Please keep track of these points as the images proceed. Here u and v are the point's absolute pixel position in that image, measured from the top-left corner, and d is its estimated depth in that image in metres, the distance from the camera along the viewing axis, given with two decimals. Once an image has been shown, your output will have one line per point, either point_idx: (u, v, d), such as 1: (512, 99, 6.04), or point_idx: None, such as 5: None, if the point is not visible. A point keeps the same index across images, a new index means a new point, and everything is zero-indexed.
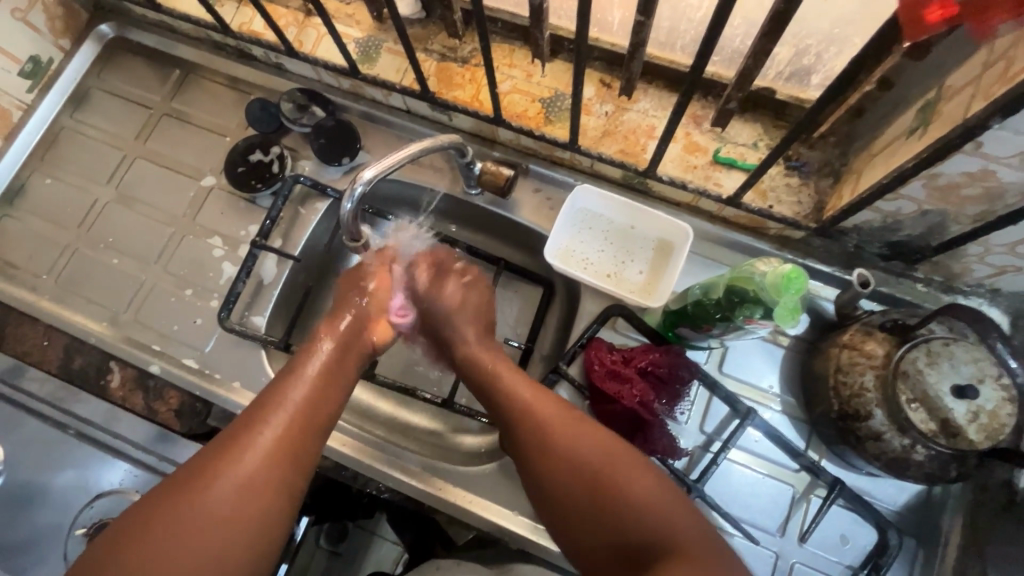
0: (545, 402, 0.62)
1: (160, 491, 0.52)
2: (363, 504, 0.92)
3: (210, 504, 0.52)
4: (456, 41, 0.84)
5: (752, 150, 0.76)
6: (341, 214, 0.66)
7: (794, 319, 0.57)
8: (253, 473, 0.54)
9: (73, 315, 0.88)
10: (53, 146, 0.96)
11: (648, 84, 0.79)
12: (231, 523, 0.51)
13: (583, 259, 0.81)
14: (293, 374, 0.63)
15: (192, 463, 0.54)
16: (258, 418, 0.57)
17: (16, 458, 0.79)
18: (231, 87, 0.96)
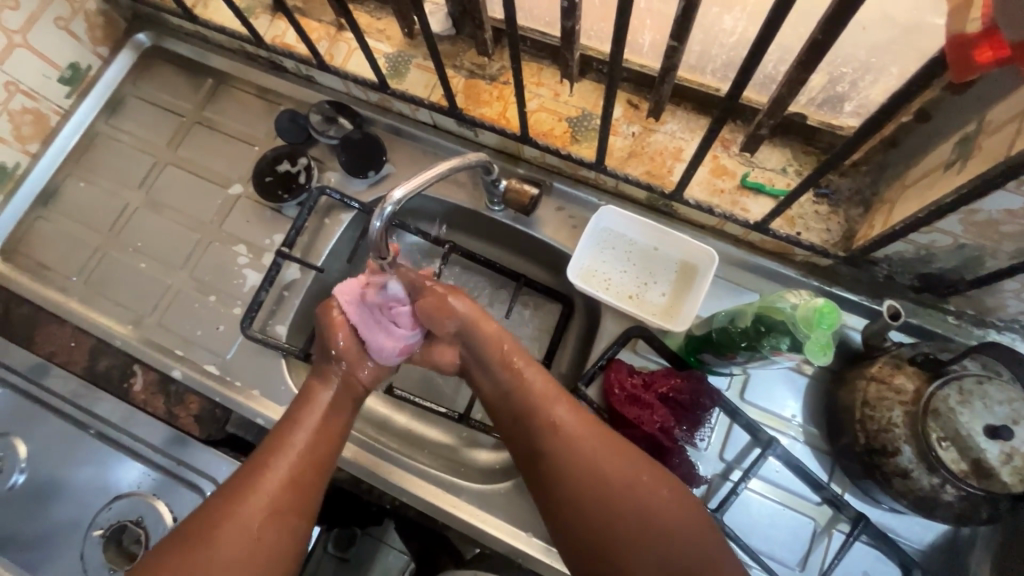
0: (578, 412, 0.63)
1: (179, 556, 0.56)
2: (372, 511, 0.93)
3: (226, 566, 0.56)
4: (485, 58, 0.85)
5: (781, 175, 0.75)
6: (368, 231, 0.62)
7: (825, 356, 0.56)
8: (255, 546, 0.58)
9: (99, 317, 0.89)
10: (87, 150, 0.98)
11: (676, 106, 0.79)
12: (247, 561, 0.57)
13: (606, 279, 0.80)
14: (284, 424, 0.65)
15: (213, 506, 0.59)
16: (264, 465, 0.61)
17: (38, 455, 0.81)
18: (261, 97, 0.98)
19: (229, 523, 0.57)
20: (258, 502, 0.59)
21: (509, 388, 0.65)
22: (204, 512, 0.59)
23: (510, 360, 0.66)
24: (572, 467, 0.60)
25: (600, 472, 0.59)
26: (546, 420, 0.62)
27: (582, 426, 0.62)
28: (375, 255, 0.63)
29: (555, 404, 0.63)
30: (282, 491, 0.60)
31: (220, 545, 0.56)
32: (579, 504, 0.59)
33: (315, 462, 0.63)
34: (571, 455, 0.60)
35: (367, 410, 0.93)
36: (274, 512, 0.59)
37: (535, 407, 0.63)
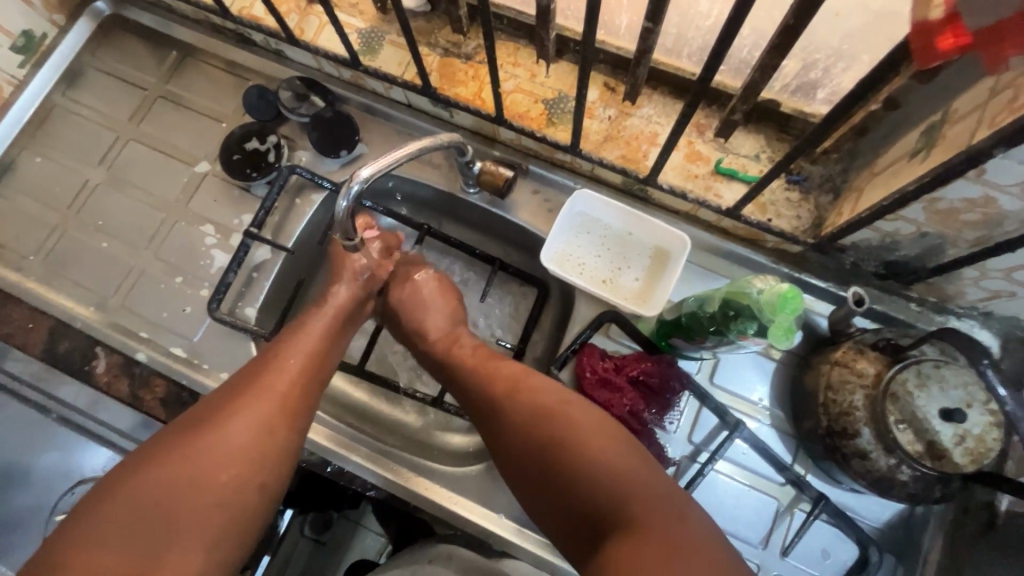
0: (536, 398, 0.61)
1: (181, 441, 0.56)
2: (348, 495, 0.93)
3: (240, 446, 0.56)
4: (460, 36, 0.83)
5: (753, 162, 0.75)
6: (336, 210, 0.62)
7: (788, 340, 0.56)
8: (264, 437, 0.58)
9: (58, 297, 0.86)
10: (44, 123, 0.93)
11: (652, 90, 0.78)
12: (263, 450, 0.58)
13: (579, 264, 0.80)
14: (280, 342, 0.66)
15: (212, 405, 0.59)
16: (264, 368, 0.62)
17: (1, 438, 0.82)
18: (228, 71, 0.94)
19: (241, 412, 0.58)
20: (270, 392, 0.60)
21: (475, 382, 0.66)
22: (206, 404, 0.60)
23: (470, 343, 0.71)
24: (521, 414, 0.60)
25: (550, 420, 0.59)
26: (499, 378, 0.65)
27: (541, 408, 0.60)
28: (340, 233, 0.65)
29: (515, 369, 0.65)
30: (292, 382, 0.62)
31: (227, 430, 0.57)
32: (525, 446, 0.59)
33: (321, 366, 0.66)
34: (522, 408, 0.61)
35: (336, 394, 0.92)
36: (284, 404, 0.61)
37: (495, 402, 0.63)
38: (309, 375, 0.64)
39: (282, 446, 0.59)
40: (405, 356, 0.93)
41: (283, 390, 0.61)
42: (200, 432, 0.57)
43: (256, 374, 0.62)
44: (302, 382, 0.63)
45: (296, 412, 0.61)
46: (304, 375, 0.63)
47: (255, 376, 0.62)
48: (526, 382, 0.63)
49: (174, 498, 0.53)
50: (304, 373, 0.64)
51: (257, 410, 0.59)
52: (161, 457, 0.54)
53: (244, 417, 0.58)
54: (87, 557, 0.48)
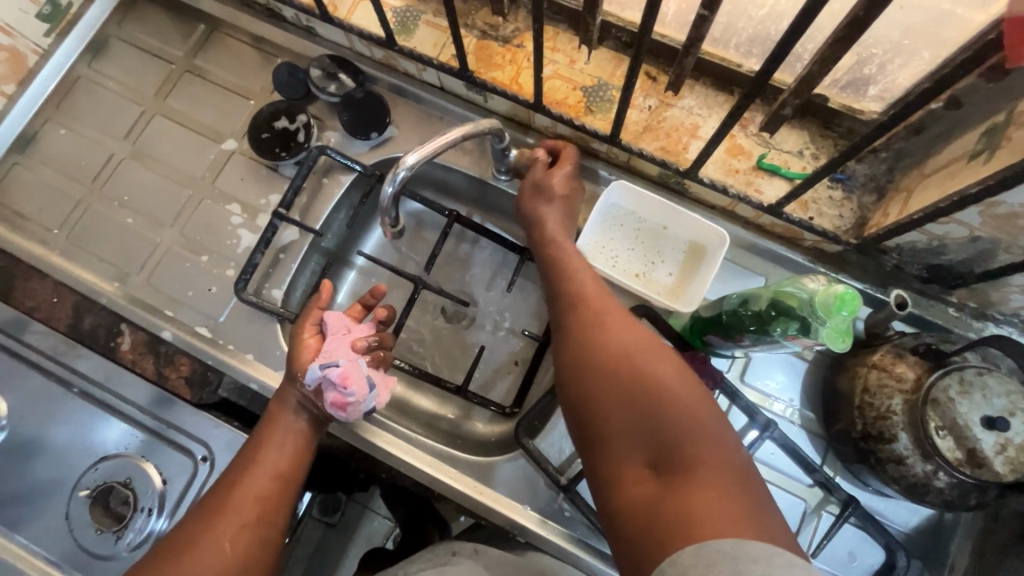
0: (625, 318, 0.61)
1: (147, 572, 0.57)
2: (360, 479, 0.95)
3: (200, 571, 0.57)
4: (499, 18, 0.81)
5: (797, 158, 0.74)
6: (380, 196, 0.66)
7: (844, 342, 0.56)
8: (227, 560, 0.59)
9: (81, 272, 0.85)
10: (68, 95, 0.92)
11: (695, 81, 0.77)
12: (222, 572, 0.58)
13: (612, 256, 0.79)
14: (246, 455, 0.67)
15: (178, 532, 0.61)
16: (229, 489, 0.63)
17: (21, 411, 0.81)
18: (256, 47, 0.92)
19: (202, 542, 0.59)
20: (229, 522, 0.61)
21: (569, 280, 0.67)
22: (170, 537, 0.61)
23: (572, 261, 0.69)
24: (594, 337, 0.59)
25: (624, 351, 0.56)
26: (582, 303, 0.63)
27: (627, 326, 0.59)
28: (384, 220, 0.68)
29: (599, 298, 0.64)
30: (252, 507, 0.62)
31: (189, 556, 0.58)
32: (587, 365, 0.57)
33: (284, 485, 0.66)
34: (598, 333, 0.59)
35: None
36: (245, 523, 0.61)
37: (585, 305, 0.63)
38: (271, 492, 0.64)
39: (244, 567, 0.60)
40: (428, 343, 0.93)
41: (244, 512, 0.62)
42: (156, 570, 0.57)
43: (221, 496, 0.63)
44: (263, 500, 0.63)
45: (257, 533, 0.61)
46: (265, 494, 0.64)
47: (220, 499, 0.62)
48: (608, 313, 0.62)
49: None
50: (263, 491, 0.64)
51: (216, 538, 0.59)
52: None
53: (207, 543, 0.59)
54: None
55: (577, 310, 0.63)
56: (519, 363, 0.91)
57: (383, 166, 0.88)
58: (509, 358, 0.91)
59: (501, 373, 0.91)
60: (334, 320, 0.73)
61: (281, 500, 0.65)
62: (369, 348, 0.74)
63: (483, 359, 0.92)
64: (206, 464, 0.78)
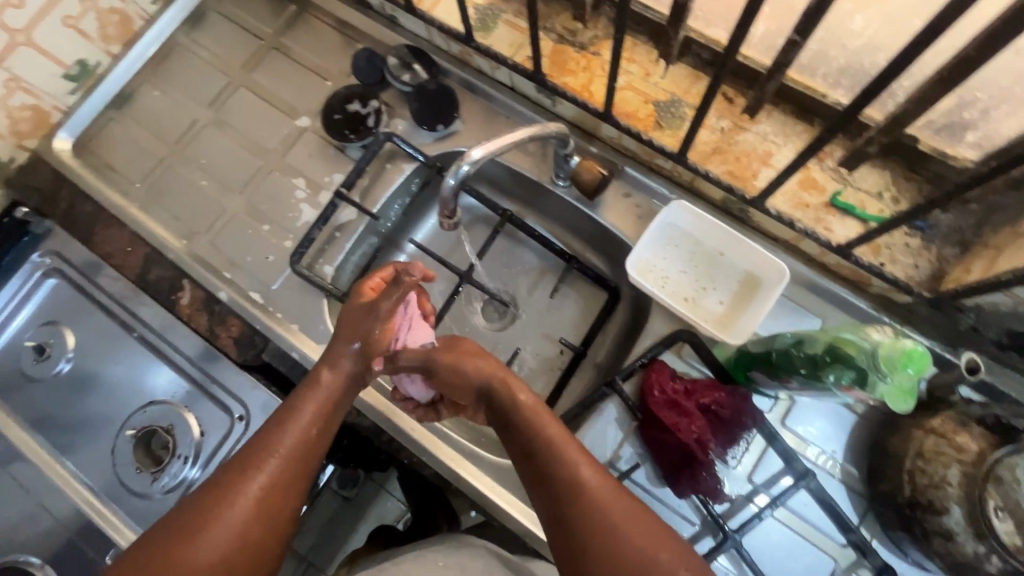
0: (602, 474, 0.56)
1: (161, 543, 0.54)
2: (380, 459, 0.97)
3: (208, 558, 0.54)
4: (579, 24, 0.80)
5: (874, 200, 0.70)
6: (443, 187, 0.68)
7: (902, 404, 0.53)
8: (238, 545, 0.55)
9: (154, 226, 0.90)
10: (166, 60, 0.98)
11: (774, 106, 0.73)
12: (233, 557, 0.55)
13: (662, 276, 0.77)
14: (272, 425, 0.62)
15: (193, 503, 0.57)
16: (250, 465, 0.58)
17: (86, 347, 0.88)
18: (339, 30, 0.96)
19: (214, 523, 0.55)
20: (245, 503, 0.56)
21: (529, 428, 0.60)
22: (187, 505, 0.57)
23: (535, 414, 0.60)
24: (576, 511, 0.54)
25: (608, 524, 0.53)
26: (560, 450, 0.58)
27: (606, 488, 0.55)
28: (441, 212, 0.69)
29: (576, 459, 0.57)
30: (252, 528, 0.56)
31: (205, 532, 0.54)
32: (578, 539, 0.53)
33: (287, 493, 0.59)
34: (579, 505, 0.55)
35: None
36: (262, 508, 0.57)
37: (557, 463, 0.57)
38: (294, 466, 0.59)
39: (257, 551, 0.56)
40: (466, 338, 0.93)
41: (262, 491, 0.57)
42: (165, 547, 0.54)
43: (244, 469, 0.58)
44: (284, 480, 0.58)
45: (275, 515, 0.57)
46: (283, 473, 0.59)
47: (237, 474, 0.58)
48: (587, 472, 0.56)
49: None
50: (285, 467, 0.59)
51: (232, 520, 0.55)
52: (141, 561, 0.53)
53: (220, 522, 0.55)
54: None
55: (549, 485, 0.56)
56: (552, 371, 0.90)
57: (445, 158, 0.90)
58: (544, 364, 0.91)
59: (535, 378, 0.90)
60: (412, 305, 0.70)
61: (302, 478, 0.60)
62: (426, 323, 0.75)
63: (518, 361, 0.91)
64: (242, 424, 0.81)
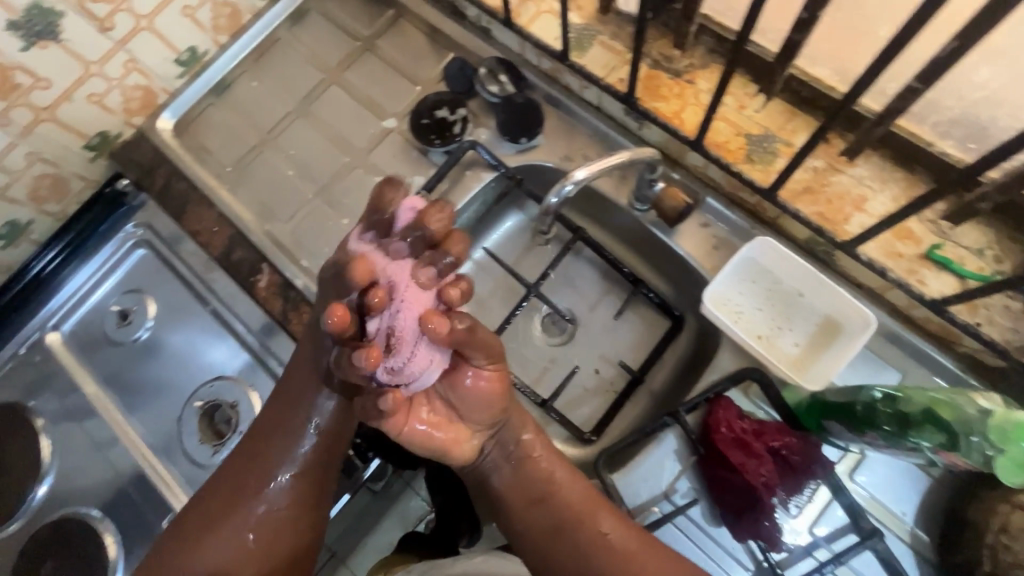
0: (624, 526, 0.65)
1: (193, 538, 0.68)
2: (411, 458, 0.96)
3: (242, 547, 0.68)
4: (676, 51, 0.80)
5: (974, 257, 0.67)
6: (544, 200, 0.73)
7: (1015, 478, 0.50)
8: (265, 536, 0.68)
9: (239, 209, 0.94)
10: (266, 53, 1.03)
11: (874, 151, 0.71)
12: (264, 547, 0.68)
13: (737, 311, 0.76)
14: (268, 443, 0.69)
15: (214, 507, 0.69)
16: (258, 477, 0.68)
17: (165, 318, 0.94)
18: (432, 38, 0.99)
19: (240, 519, 0.68)
20: (260, 506, 0.68)
21: (539, 474, 0.66)
22: (207, 507, 0.69)
23: (542, 456, 0.66)
24: (598, 557, 0.64)
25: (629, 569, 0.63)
26: (574, 504, 0.66)
27: (625, 541, 0.65)
28: (540, 217, 0.75)
29: (585, 509, 0.66)
30: (276, 522, 0.68)
31: (232, 527, 0.68)
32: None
33: (305, 495, 0.69)
34: (608, 554, 0.64)
35: None
36: (277, 508, 0.68)
37: (578, 519, 0.65)
38: (299, 476, 0.68)
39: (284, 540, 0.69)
40: (523, 351, 0.93)
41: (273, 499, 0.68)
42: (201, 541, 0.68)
43: (254, 480, 0.68)
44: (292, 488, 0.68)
45: (293, 512, 0.69)
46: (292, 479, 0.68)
47: (248, 485, 0.68)
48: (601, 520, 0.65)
49: None
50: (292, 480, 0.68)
51: (250, 519, 0.68)
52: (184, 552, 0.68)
53: (244, 522, 0.68)
54: None
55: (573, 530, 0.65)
56: (608, 392, 0.90)
57: (525, 170, 0.91)
58: (600, 384, 0.90)
59: (590, 397, 0.90)
60: (409, 221, 0.50)
61: (311, 479, 0.69)
62: (439, 280, 0.50)
63: (574, 379, 0.91)
64: None
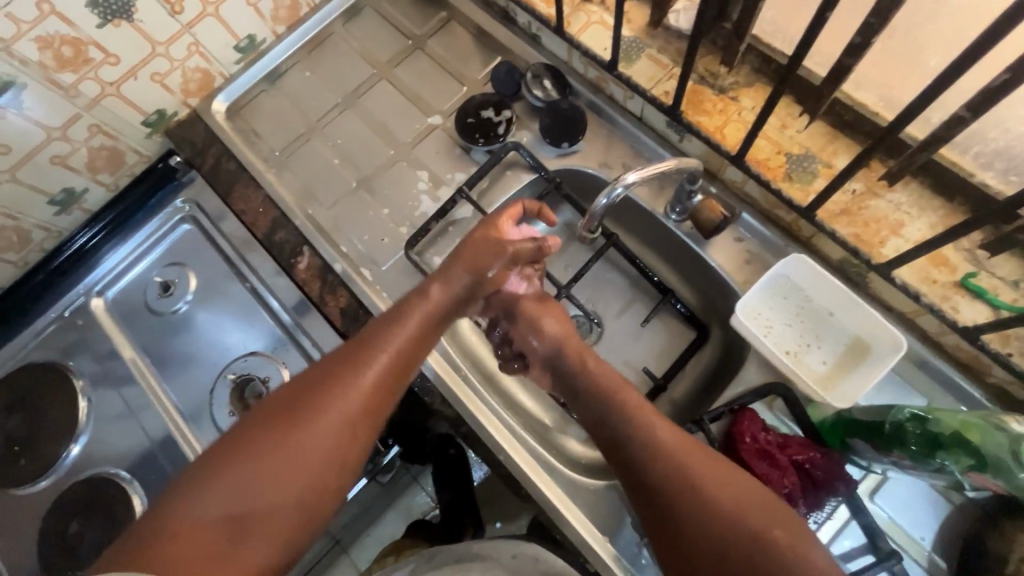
0: (714, 461, 0.65)
1: (246, 449, 0.61)
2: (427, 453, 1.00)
3: (303, 458, 0.62)
4: (722, 69, 0.82)
5: (1009, 288, 0.67)
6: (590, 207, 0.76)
7: None
8: (330, 447, 0.63)
9: (283, 192, 0.97)
10: (320, 46, 1.06)
11: (914, 178, 0.72)
12: (324, 464, 0.63)
13: (767, 325, 0.77)
14: (348, 354, 0.70)
15: (270, 416, 0.64)
16: (334, 384, 0.66)
17: (206, 292, 0.98)
18: (481, 42, 1.02)
19: (308, 425, 0.63)
20: (334, 415, 0.64)
21: (623, 411, 0.70)
22: (264, 417, 0.64)
23: (626, 396, 0.72)
24: (692, 496, 0.63)
25: (729, 508, 0.61)
26: (655, 432, 0.67)
27: (713, 473, 0.64)
28: (585, 224, 0.78)
29: (678, 443, 0.66)
30: (353, 404, 0.66)
31: (298, 434, 0.63)
32: (695, 512, 0.62)
33: (376, 407, 0.67)
34: (695, 492, 0.63)
35: None
36: (351, 416, 0.65)
37: (668, 450, 0.66)
38: (378, 386, 0.68)
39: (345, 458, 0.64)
40: None
41: (345, 406, 0.65)
42: (254, 450, 0.61)
43: (331, 387, 0.66)
44: (368, 398, 0.67)
45: (361, 424, 0.66)
46: (370, 387, 0.67)
47: (321, 392, 0.66)
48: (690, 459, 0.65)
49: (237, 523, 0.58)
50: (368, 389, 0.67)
51: (316, 432, 0.63)
52: (228, 463, 0.60)
53: (311, 429, 0.63)
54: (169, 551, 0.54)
55: (666, 467, 0.65)
56: None
57: (563, 174, 0.94)
58: None
59: None
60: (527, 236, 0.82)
61: (386, 393, 0.69)
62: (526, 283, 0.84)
63: None
64: None
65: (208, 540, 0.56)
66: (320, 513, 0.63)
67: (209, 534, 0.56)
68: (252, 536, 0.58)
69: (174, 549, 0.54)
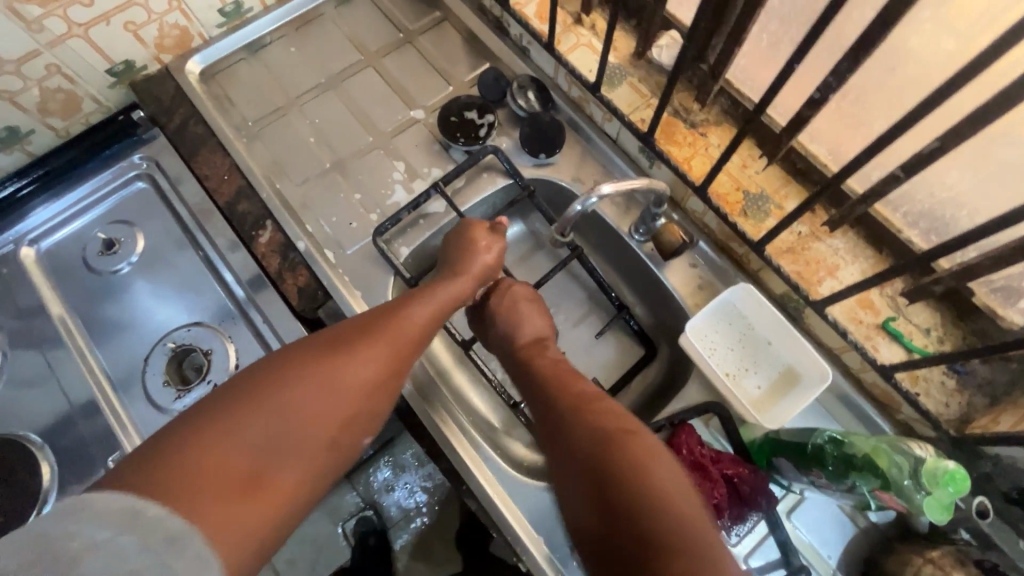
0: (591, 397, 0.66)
1: (281, 376, 0.55)
2: None
3: (346, 391, 0.58)
4: (695, 105, 0.88)
5: (922, 334, 0.75)
6: (568, 209, 0.79)
7: (942, 517, 0.56)
8: (368, 385, 0.60)
9: (252, 163, 0.95)
10: (309, 24, 1.05)
11: (852, 227, 0.80)
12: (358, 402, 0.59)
13: (712, 347, 0.82)
14: (388, 308, 0.68)
15: (300, 354, 0.59)
16: (371, 327, 0.64)
17: (153, 255, 0.94)
18: (472, 46, 1.04)
19: (347, 359, 0.59)
20: (374, 354, 0.61)
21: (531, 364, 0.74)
22: (297, 354, 0.58)
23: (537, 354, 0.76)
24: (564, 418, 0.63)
25: (595, 422, 0.61)
26: (552, 375, 0.71)
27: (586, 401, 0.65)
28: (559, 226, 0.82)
29: (565, 381, 0.69)
30: (394, 352, 0.63)
31: (340, 368, 0.58)
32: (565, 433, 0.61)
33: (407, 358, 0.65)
34: (565, 414, 0.64)
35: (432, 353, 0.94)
36: (391, 358, 0.63)
37: (556, 390, 0.68)
38: (414, 339, 0.67)
39: (376, 403, 0.60)
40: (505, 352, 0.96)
41: (383, 350, 0.63)
42: (288, 378, 0.55)
43: (371, 331, 0.64)
44: (405, 347, 0.65)
45: (397, 370, 0.63)
46: (408, 339, 0.66)
47: (362, 335, 0.63)
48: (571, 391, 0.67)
49: (272, 450, 0.50)
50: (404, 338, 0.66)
51: (357, 369, 0.59)
52: (260, 390, 0.53)
53: (353, 365, 0.59)
54: (180, 476, 0.44)
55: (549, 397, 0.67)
56: None
57: (537, 183, 0.97)
58: None
59: None
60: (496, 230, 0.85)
61: (418, 347, 0.67)
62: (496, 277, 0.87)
63: None
64: None
65: (245, 463, 0.48)
66: (342, 461, 0.57)
67: (247, 456, 0.49)
68: (287, 460, 0.51)
69: (209, 462, 0.46)
